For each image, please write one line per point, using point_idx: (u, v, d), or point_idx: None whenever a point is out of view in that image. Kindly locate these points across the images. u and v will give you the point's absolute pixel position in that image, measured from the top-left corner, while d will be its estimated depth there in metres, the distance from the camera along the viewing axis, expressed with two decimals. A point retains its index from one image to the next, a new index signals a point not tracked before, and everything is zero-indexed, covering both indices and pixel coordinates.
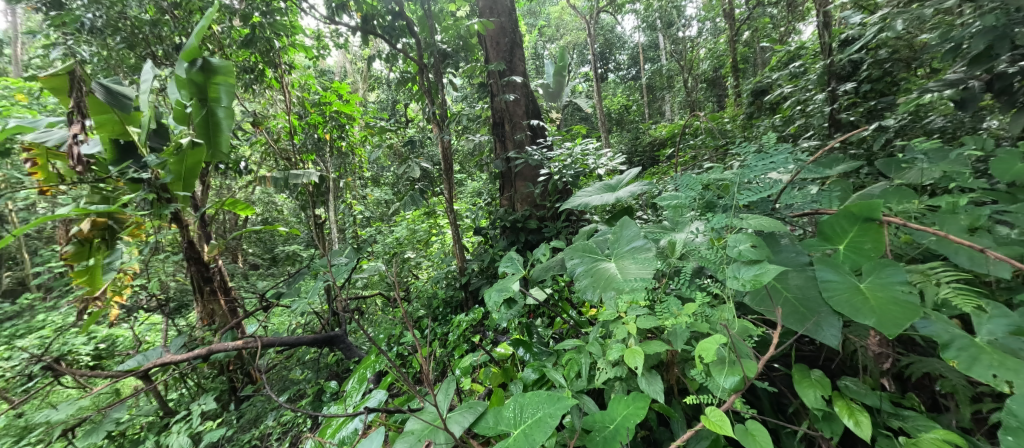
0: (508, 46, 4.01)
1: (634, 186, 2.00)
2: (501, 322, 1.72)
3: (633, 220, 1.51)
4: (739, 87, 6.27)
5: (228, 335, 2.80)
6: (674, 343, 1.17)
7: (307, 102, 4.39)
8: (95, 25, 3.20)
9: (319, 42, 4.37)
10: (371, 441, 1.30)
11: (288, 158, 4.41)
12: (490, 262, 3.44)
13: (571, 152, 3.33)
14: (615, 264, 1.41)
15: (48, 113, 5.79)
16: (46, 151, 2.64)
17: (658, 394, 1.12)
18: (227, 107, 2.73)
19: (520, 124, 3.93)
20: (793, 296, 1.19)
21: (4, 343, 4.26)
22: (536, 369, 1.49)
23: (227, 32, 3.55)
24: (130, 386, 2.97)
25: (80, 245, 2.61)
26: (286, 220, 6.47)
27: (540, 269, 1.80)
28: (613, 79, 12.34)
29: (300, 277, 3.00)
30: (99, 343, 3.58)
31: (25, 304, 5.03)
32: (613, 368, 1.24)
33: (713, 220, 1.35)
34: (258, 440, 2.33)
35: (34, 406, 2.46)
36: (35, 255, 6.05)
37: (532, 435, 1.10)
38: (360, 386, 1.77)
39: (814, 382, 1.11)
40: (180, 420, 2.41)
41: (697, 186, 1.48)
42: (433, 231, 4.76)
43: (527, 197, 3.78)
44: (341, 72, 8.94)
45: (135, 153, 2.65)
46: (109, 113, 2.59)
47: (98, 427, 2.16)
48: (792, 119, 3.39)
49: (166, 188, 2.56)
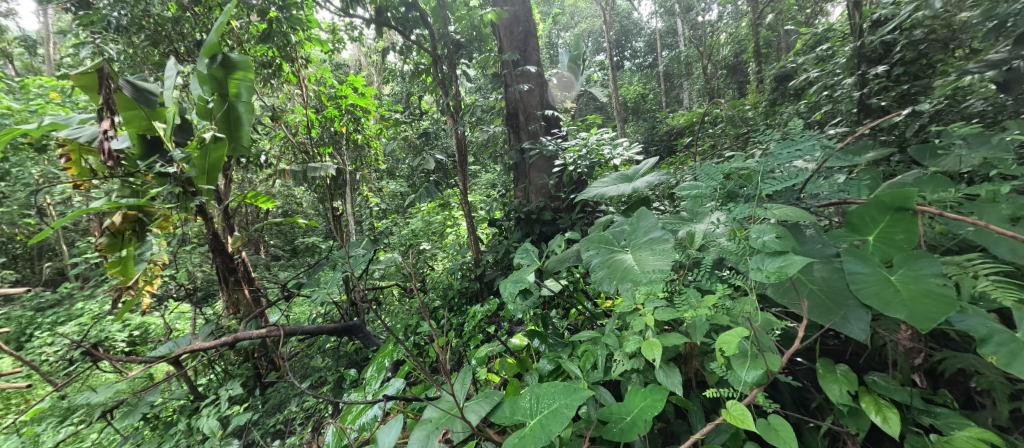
0: (522, 35, 3.98)
1: (651, 176, 1.97)
2: (517, 313, 1.73)
3: (650, 211, 1.49)
4: (761, 72, 6.10)
5: (252, 323, 2.88)
6: (693, 336, 1.14)
7: (323, 96, 4.37)
8: (120, 23, 3.24)
9: (334, 36, 4.40)
10: (391, 428, 1.30)
11: (306, 151, 4.39)
12: (505, 254, 3.44)
13: (586, 143, 3.32)
14: (632, 256, 1.39)
15: (80, 110, 6.02)
16: (79, 147, 2.71)
17: (676, 386, 1.10)
18: (248, 102, 2.78)
19: (534, 115, 3.90)
20: (819, 288, 1.15)
21: (46, 330, 4.52)
22: (552, 359, 1.51)
23: (245, 27, 3.63)
24: (162, 371, 3.11)
25: (112, 237, 2.65)
26: (304, 213, 6.62)
27: (556, 260, 1.79)
28: (630, 67, 12.19)
29: (319, 268, 3.00)
30: (134, 331, 3.77)
31: (65, 292, 5.32)
32: (630, 360, 1.23)
33: (736, 209, 1.31)
34: (283, 425, 2.42)
35: (76, 389, 2.61)
36: (73, 246, 6.34)
37: (549, 425, 1.09)
38: (378, 375, 1.84)
39: (839, 377, 1.08)
40: (210, 404, 2.52)
41: (719, 175, 1.43)
42: (448, 223, 4.75)
43: (542, 188, 3.77)
44: (357, 64, 8.92)
45: (161, 147, 2.73)
46: (135, 109, 2.63)
47: (134, 409, 2.26)
48: (819, 105, 3.21)
49: (191, 182, 2.64)
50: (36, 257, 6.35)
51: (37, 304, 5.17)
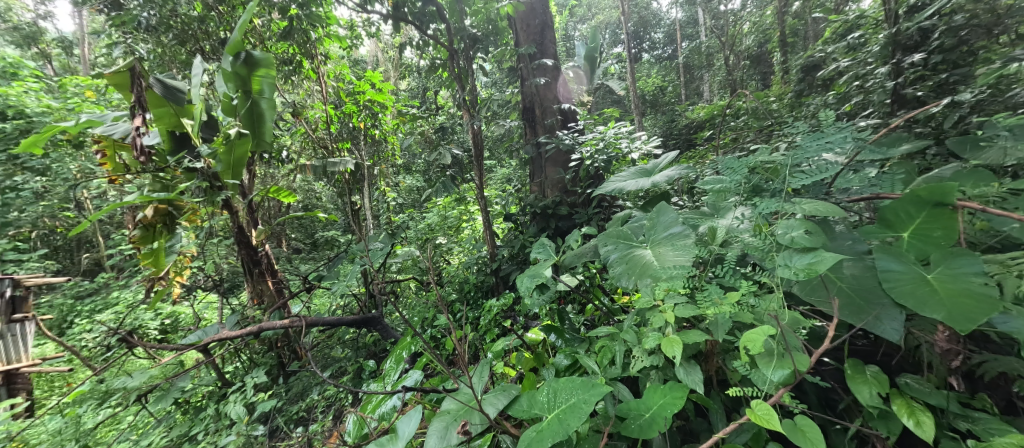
0: (539, 27, 3.94)
1: (671, 171, 1.93)
2: (534, 307, 1.72)
3: (670, 206, 1.46)
4: (787, 62, 5.89)
5: (276, 314, 2.96)
6: (715, 333, 1.12)
7: (342, 91, 4.41)
8: (149, 23, 3.37)
9: (352, 32, 4.45)
10: (410, 419, 1.31)
11: (325, 146, 4.39)
12: (521, 248, 3.45)
13: (603, 137, 3.29)
14: (651, 251, 1.37)
15: (113, 108, 6.26)
16: (114, 142, 2.81)
17: (697, 384, 1.07)
18: (270, 99, 2.82)
19: (551, 109, 3.87)
20: (849, 286, 1.11)
21: (85, 318, 4.75)
22: (569, 354, 1.50)
23: (266, 25, 3.69)
24: (191, 359, 3.23)
25: (145, 230, 2.81)
26: (324, 207, 6.75)
27: (573, 255, 1.78)
28: (648, 59, 11.96)
29: (338, 261, 3.07)
30: (165, 320, 3.94)
31: (102, 282, 5.58)
32: (650, 356, 1.21)
33: (762, 204, 1.27)
34: (305, 412, 2.50)
35: (113, 374, 2.74)
36: (108, 239, 6.62)
37: (566, 420, 1.08)
38: (397, 366, 1.87)
39: (869, 378, 1.04)
40: (236, 391, 2.61)
41: (744, 168, 1.39)
42: (464, 218, 4.78)
43: (558, 183, 3.75)
44: (374, 60, 8.99)
45: (189, 143, 2.83)
46: (165, 106, 2.72)
47: (167, 394, 2.36)
48: (847, 96, 3.08)
49: (217, 177, 2.74)
50: (75, 249, 6.66)
51: (77, 292, 5.44)
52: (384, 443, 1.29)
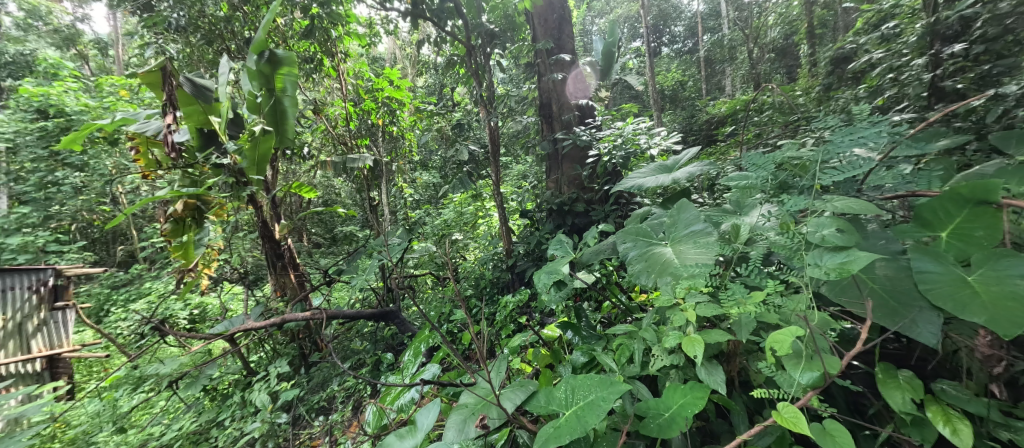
0: (557, 23, 3.91)
1: (692, 167, 1.89)
2: (551, 304, 1.72)
3: (692, 203, 1.44)
4: (815, 55, 5.69)
5: (298, 306, 3.03)
6: (738, 333, 1.09)
7: (361, 89, 4.47)
8: (179, 24, 3.45)
9: (371, 30, 4.51)
10: (428, 411, 1.31)
11: (345, 143, 4.48)
12: (537, 244, 3.44)
13: (622, 132, 3.25)
14: (672, 249, 1.35)
15: (145, 106, 6.52)
16: (146, 139, 2.92)
17: (719, 385, 1.05)
18: (292, 97, 2.88)
19: (568, 105, 3.84)
20: (882, 288, 1.07)
21: (120, 307, 4.97)
22: (585, 351, 1.50)
23: (289, 24, 3.78)
24: (218, 348, 3.35)
25: (175, 223, 2.84)
26: (343, 202, 6.88)
27: (591, 252, 1.76)
28: (668, 53, 11.71)
29: (357, 256, 3.13)
30: (194, 310, 4.09)
31: (135, 273, 5.83)
32: (670, 355, 1.18)
33: (790, 202, 1.23)
34: (326, 402, 2.56)
35: (146, 361, 2.86)
36: (141, 232, 6.91)
37: (584, 417, 1.07)
38: (415, 359, 1.90)
39: (902, 384, 1.00)
40: (260, 380, 2.70)
41: (771, 164, 1.36)
42: (480, 214, 4.80)
43: (575, 179, 3.72)
44: (392, 58, 9.08)
45: (216, 139, 2.89)
46: (194, 104, 2.80)
47: (196, 381, 2.46)
48: (879, 90, 2.96)
49: (243, 173, 2.83)
50: (110, 241, 6.97)
51: (113, 282, 5.70)
52: (403, 434, 1.30)
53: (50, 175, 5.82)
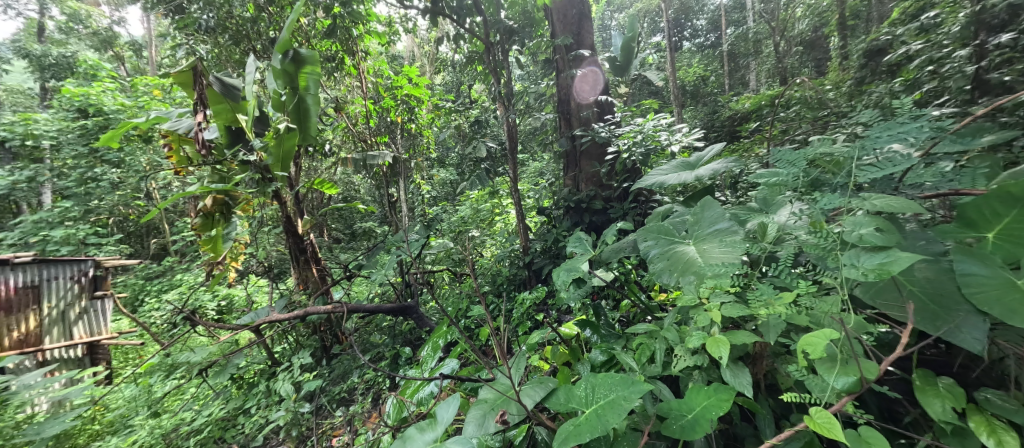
0: (576, 18, 3.86)
1: (717, 164, 1.85)
2: (570, 302, 1.71)
3: (717, 201, 1.41)
4: (847, 47, 5.45)
5: (320, 300, 3.10)
6: (766, 335, 1.06)
7: (381, 87, 4.53)
8: (209, 25, 3.58)
9: (390, 28, 4.55)
10: (448, 405, 1.30)
11: (364, 140, 4.51)
12: (554, 242, 3.43)
13: (642, 129, 3.19)
14: (695, 247, 1.32)
15: (176, 105, 6.77)
16: (179, 137, 3.03)
17: (746, 387, 1.02)
18: (315, 95, 2.93)
19: (587, 101, 3.80)
20: (922, 291, 1.02)
21: (152, 298, 5.19)
22: (604, 350, 1.48)
23: (312, 24, 3.85)
24: (244, 338, 3.46)
25: (205, 218, 2.91)
26: (363, 199, 6.99)
27: (610, 250, 1.75)
28: (690, 48, 11.44)
29: (377, 251, 3.18)
30: (221, 302, 4.24)
31: (167, 265, 6.08)
32: (693, 356, 1.16)
33: (823, 200, 1.19)
34: (347, 393, 2.62)
35: (178, 349, 2.98)
36: (172, 226, 7.19)
37: (605, 415, 1.06)
38: (434, 354, 1.92)
39: (942, 392, 0.95)
40: (284, 371, 2.77)
41: (802, 161, 1.29)
42: (497, 211, 4.81)
43: (593, 176, 3.68)
44: (410, 56, 9.16)
45: (243, 137, 3.01)
46: (223, 103, 2.89)
47: (224, 369, 2.54)
48: (916, 83, 2.81)
49: (269, 169, 2.90)
50: (145, 235, 7.27)
51: (147, 273, 5.95)
52: (424, 427, 1.32)
53: (90, 171, 6.10)
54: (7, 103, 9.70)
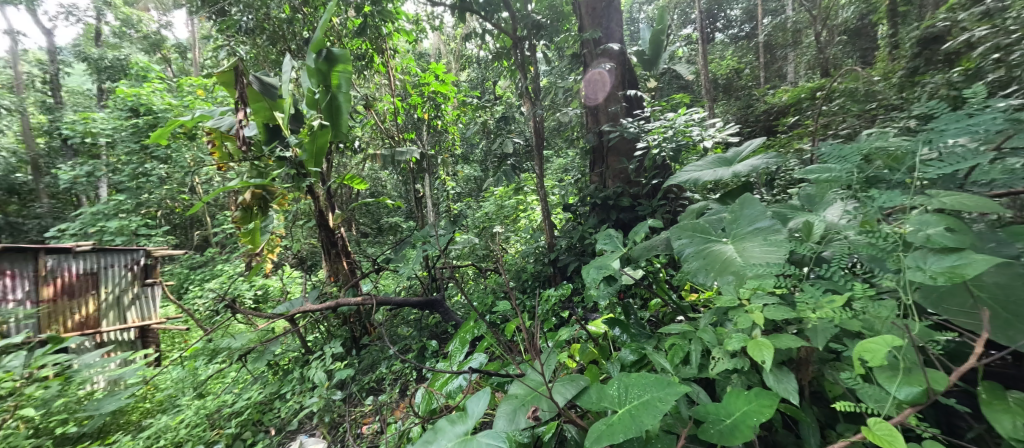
0: (605, 11, 3.77)
1: (757, 160, 1.77)
2: (600, 299, 1.68)
3: (758, 198, 1.35)
4: (897, 35, 5.10)
5: (350, 292, 3.19)
6: (815, 340, 1.00)
7: (408, 84, 4.62)
8: (248, 26, 3.72)
9: (418, 26, 4.59)
10: (479, 399, 1.31)
11: (392, 137, 4.67)
12: (580, 239, 3.38)
13: (672, 124, 3.09)
14: (734, 247, 1.27)
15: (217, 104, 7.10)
16: (221, 134, 3.16)
17: (792, 394, 0.98)
18: (346, 93, 3.00)
19: (616, 96, 3.72)
20: (996, 297, 0.94)
21: (195, 287, 5.48)
22: (635, 350, 1.45)
23: (343, 23, 3.93)
24: (279, 327, 3.61)
25: (244, 210, 3.05)
26: (390, 194, 7.12)
27: (642, 248, 1.71)
28: (723, 39, 11.01)
29: (404, 246, 3.23)
30: (257, 292, 4.43)
31: (209, 256, 6.40)
32: (732, 358, 1.12)
33: (882, 197, 1.12)
34: (375, 383, 2.69)
35: (219, 335, 3.13)
36: (213, 219, 7.55)
37: (639, 416, 1.04)
38: (462, 347, 1.94)
39: (1014, 407, 0.88)
40: (317, 360, 2.87)
41: (856, 155, 1.24)
42: (522, 207, 4.79)
43: (620, 173, 3.62)
44: (437, 52, 9.25)
45: (280, 134, 3.09)
46: (261, 101, 3.00)
47: (262, 356, 2.66)
48: (979, 73, 2.59)
49: (303, 165, 2.96)
50: (189, 227, 7.68)
51: (190, 263, 6.29)
52: (454, 419, 1.32)
53: (140, 167, 6.48)
54: (69, 103, 10.43)
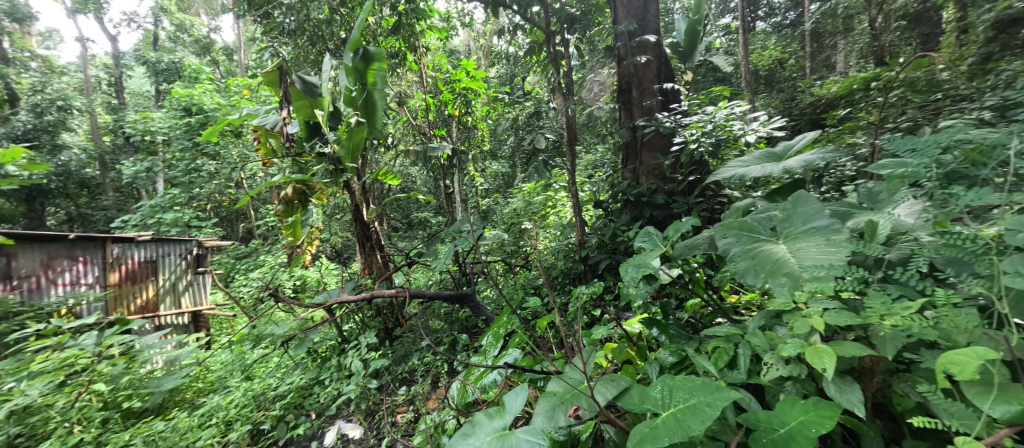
0: (641, 2, 3.66)
1: (811, 157, 1.67)
2: (638, 300, 1.59)
3: (813, 196, 1.27)
4: (964, 19, 4.66)
5: (384, 284, 3.27)
6: (885, 349, 0.93)
7: (440, 81, 4.69)
8: (291, 28, 3.87)
9: (449, 23, 4.63)
10: (516, 396, 1.31)
11: (423, 133, 4.79)
12: (612, 237, 3.31)
13: (712, 118, 2.93)
14: (786, 247, 1.20)
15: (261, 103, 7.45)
16: (266, 131, 3.30)
17: (859, 406, 0.91)
18: (382, 90, 3.08)
19: (650, 89, 3.60)
20: None
21: (240, 276, 5.79)
22: (676, 352, 1.40)
23: (378, 23, 4.01)
24: (316, 317, 3.75)
25: (287, 204, 3.22)
26: (421, 190, 7.24)
27: (682, 246, 1.65)
28: (765, 28, 10.45)
29: (435, 240, 3.27)
30: (295, 282, 4.62)
31: (253, 247, 6.74)
32: (787, 365, 1.06)
33: (967, 196, 1.02)
34: (407, 374, 2.75)
35: (263, 323, 3.29)
36: (257, 212, 7.94)
37: (686, 420, 1.00)
38: (496, 342, 1.94)
39: None
40: (353, 349, 2.96)
41: (935, 149, 1.13)
42: (552, 203, 4.75)
43: (655, 169, 3.51)
44: (467, 49, 9.29)
45: (320, 131, 3.21)
46: (303, 99, 3.09)
47: (302, 343, 2.77)
48: None
49: (340, 161, 3.04)
50: (234, 219, 8.11)
51: (236, 254, 6.64)
52: (492, 414, 1.33)
53: (193, 163, 6.91)
54: (130, 104, 11.24)
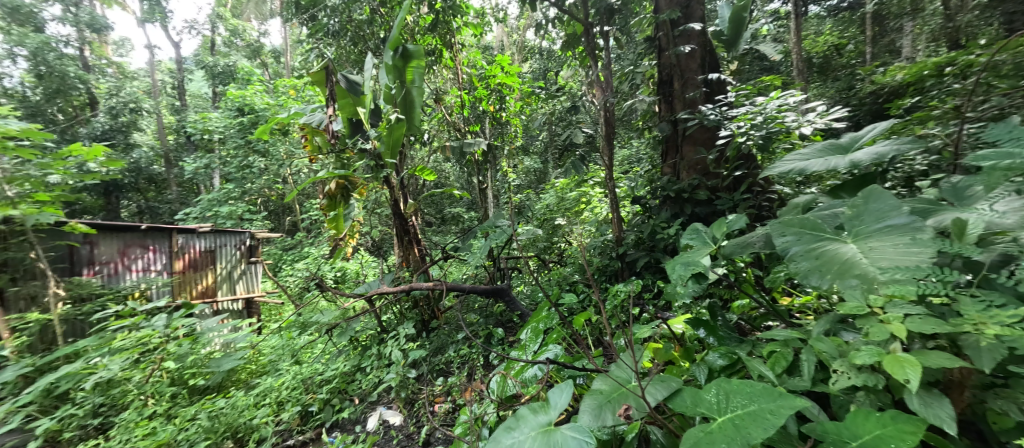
0: None
1: (882, 151, 1.53)
2: (686, 299, 1.52)
3: (890, 193, 1.17)
4: None
5: (421, 277, 3.33)
6: (980, 361, 0.85)
7: (475, 77, 4.62)
8: (334, 28, 4.00)
9: (485, 18, 4.62)
10: (561, 393, 1.30)
11: (458, 130, 4.64)
12: (651, 234, 3.21)
13: (763, 109, 2.76)
14: (858, 247, 1.11)
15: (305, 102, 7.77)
16: (313, 129, 3.45)
17: (949, 423, 0.84)
18: (419, 87, 3.02)
19: (693, 81, 3.44)
20: None
21: (286, 267, 6.10)
22: (726, 354, 1.34)
23: (416, 20, 4.07)
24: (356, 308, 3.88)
25: (330, 199, 3.35)
26: (455, 185, 7.31)
27: (734, 245, 1.56)
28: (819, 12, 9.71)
29: (471, 235, 3.30)
30: (336, 273, 4.81)
31: (298, 239, 7.08)
32: (860, 374, 0.98)
33: None
34: (444, 365, 2.80)
35: (308, 311, 3.45)
36: (302, 206, 8.31)
37: (746, 427, 0.95)
38: (535, 338, 1.93)
39: None
40: (392, 339, 3.05)
41: None
42: (587, 199, 4.66)
43: (697, 163, 3.37)
44: (500, 44, 9.27)
45: (362, 128, 3.31)
46: (347, 97, 3.15)
47: (345, 332, 2.88)
48: None
49: (381, 157, 3.14)
50: (281, 213, 8.53)
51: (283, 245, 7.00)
52: (536, 409, 1.32)
53: (245, 159, 7.34)
54: (190, 105, 12.08)
